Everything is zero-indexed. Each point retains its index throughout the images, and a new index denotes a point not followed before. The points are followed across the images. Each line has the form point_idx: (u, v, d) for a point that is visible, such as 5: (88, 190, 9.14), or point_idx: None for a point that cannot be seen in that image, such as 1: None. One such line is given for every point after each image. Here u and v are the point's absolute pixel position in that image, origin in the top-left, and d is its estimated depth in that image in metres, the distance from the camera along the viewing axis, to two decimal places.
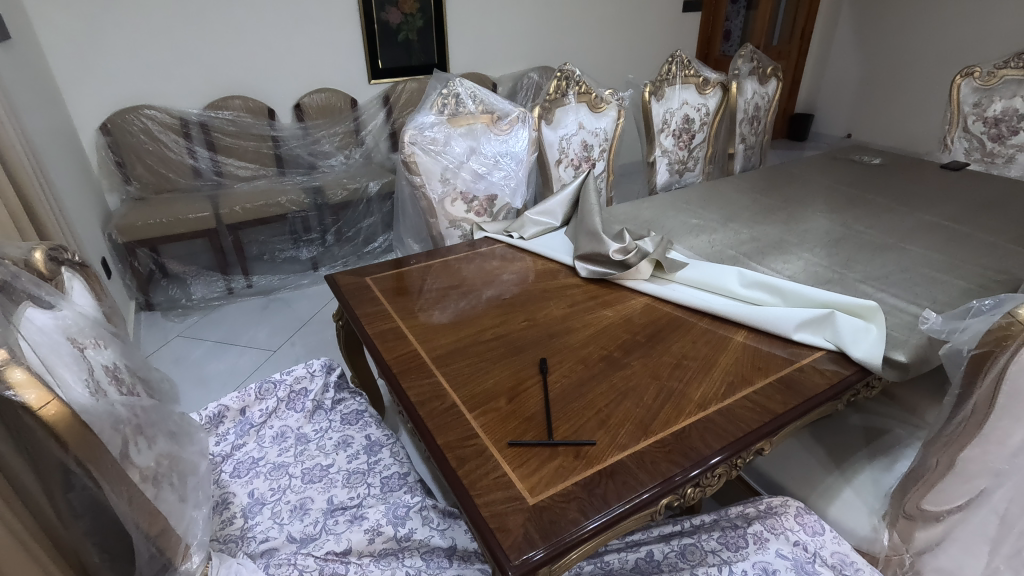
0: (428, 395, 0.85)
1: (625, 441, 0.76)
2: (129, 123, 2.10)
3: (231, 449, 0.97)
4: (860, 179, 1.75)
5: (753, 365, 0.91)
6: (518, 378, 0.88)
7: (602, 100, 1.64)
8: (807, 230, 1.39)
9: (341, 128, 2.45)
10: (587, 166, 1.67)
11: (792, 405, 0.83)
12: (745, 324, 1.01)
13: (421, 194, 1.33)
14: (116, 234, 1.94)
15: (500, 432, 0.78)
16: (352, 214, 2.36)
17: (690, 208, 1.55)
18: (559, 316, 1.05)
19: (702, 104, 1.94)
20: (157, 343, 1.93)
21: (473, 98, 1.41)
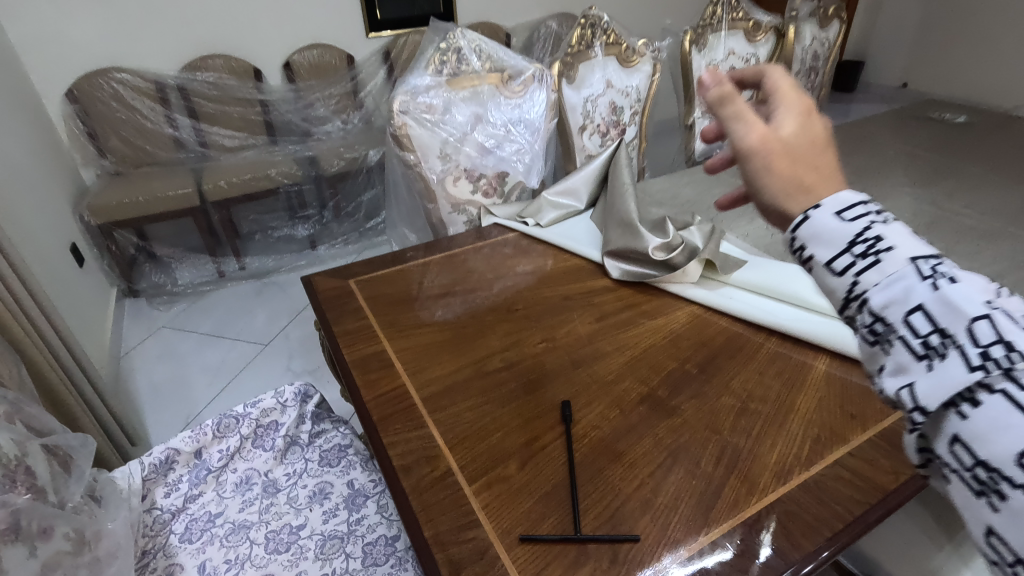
0: (415, 458, 0.65)
1: (679, 536, 0.56)
2: (97, 88, 1.86)
3: (182, 502, 0.79)
4: (944, 142, 1.46)
5: (843, 411, 0.69)
6: (532, 431, 0.68)
7: (634, 52, 1.36)
8: (888, 212, 1.13)
9: (336, 90, 2.19)
10: (616, 133, 1.41)
11: (905, 476, 0.60)
12: (827, 349, 0.78)
13: (416, 175, 1.11)
14: (88, 216, 1.75)
15: (509, 517, 0.58)
16: (351, 185, 2.13)
17: (740, 182, 1.29)
18: (585, 334, 0.83)
19: (752, 54, 1.63)
20: (141, 334, 1.77)
21: (478, 53, 1.14)
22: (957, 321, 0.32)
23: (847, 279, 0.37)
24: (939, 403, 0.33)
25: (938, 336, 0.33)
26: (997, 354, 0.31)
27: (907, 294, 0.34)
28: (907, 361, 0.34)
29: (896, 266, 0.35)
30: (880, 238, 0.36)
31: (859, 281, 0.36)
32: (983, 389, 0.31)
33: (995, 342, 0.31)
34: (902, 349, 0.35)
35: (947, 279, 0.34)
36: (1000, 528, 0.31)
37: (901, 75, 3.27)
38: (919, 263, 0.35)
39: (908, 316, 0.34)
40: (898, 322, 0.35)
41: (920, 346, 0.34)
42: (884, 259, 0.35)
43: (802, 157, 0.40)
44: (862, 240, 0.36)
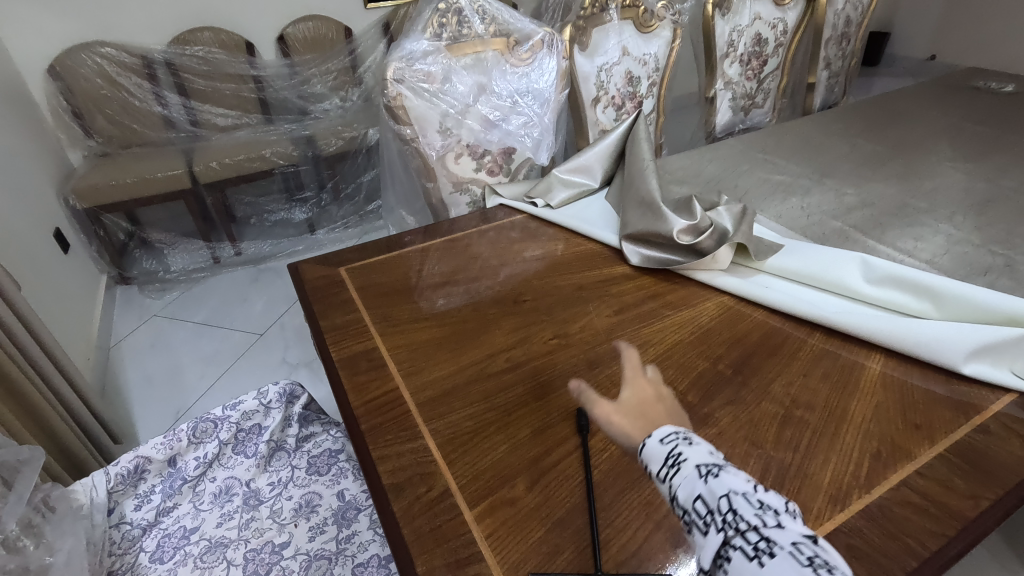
0: (408, 475, 0.56)
1: None
2: (79, 63, 1.76)
3: (154, 516, 0.71)
4: (992, 114, 1.34)
5: (905, 420, 0.59)
6: (543, 443, 0.59)
7: (653, 16, 1.23)
8: (937, 189, 1.02)
9: (334, 65, 2.07)
10: (632, 106, 1.30)
11: (987, 502, 0.51)
12: (881, 346, 0.68)
13: (413, 151, 1.02)
14: (73, 200, 1.66)
15: (516, 550, 0.49)
16: (350, 166, 2.03)
17: (769, 158, 1.19)
18: (602, 329, 0.74)
19: (780, 20, 1.50)
20: (132, 324, 1.69)
21: (481, 15, 1.02)
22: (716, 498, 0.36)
23: (663, 482, 0.39)
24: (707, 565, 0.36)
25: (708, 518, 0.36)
26: (731, 521, 0.35)
27: (687, 490, 0.38)
28: (697, 540, 0.37)
29: (690, 471, 0.38)
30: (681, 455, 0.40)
31: (670, 490, 0.39)
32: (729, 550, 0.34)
33: (728, 513, 0.36)
34: (695, 531, 0.37)
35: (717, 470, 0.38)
36: None
37: (929, 46, 3.09)
38: (700, 467, 0.38)
39: (694, 503, 0.37)
40: (687, 512, 0.38)
41: (701, 521, 0.37)
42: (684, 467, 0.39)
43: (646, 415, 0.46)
44: (669, 459, 0.40)
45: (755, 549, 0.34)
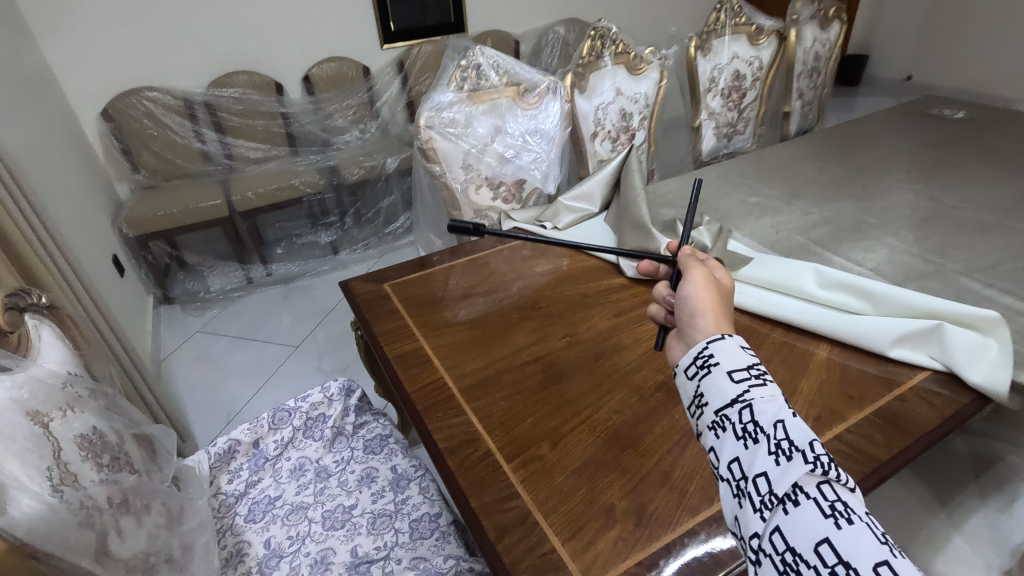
0: (458, 441, 0.73)
1: (695, 503, 0.63)
2: (129, 106, 2.03)
3: (245, 487, 0.88)
4: (942, 138, 1.52)
5: (843, 393, 0.76)
6: (561, 417, 0.75)
7: (641, 60, 1.43)
8: (888, 208, 1.20)
9: (353, 100, 2.35)
10: (627, 138, 1.48)
11: (897, 450, 0.68)
12: (827, 337, 0.85)
13: (442, 184, 1.19)
14: (125, 228, 1.85)
15: (545, 490, 0.66)
16: (371, 193, 2.22)
17: (747, 182, 1.36)
18: (605, 329, 0.91)
19: (755, 58, 1.70)
20: (178, 340, 1.86)
21: (496, 68, 1.21)
22: (762, 416, 0.44)
23: (741, 388, 0.47)
24: (780, 492, 0.41)
25: (738, 403, 0.46)
26: (788, 445, 0.42)
27: (715, 390, 0.48)
28: (761, 454, 0.43)
29: (720, 374, 0.48)
30: (711, 355, 0.50)
31: (698, 385, 0.49)
32: (801, 494, 0.40)
33: (786, 437, 0.43)
34: (761, 445, 0.43)
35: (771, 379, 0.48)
36: (782, 526, 0.40)
37: None
38: (735, 372, 0.48)
39: (775, 422, 0.44)
40: (722, 413, 0.47)
41: (774, 446, 0.43)
42: (719, 369, 0.48)
43: (729, 292, 0.58)
44: (699, 357, 0.50)
45: (832, 509, 0.39)
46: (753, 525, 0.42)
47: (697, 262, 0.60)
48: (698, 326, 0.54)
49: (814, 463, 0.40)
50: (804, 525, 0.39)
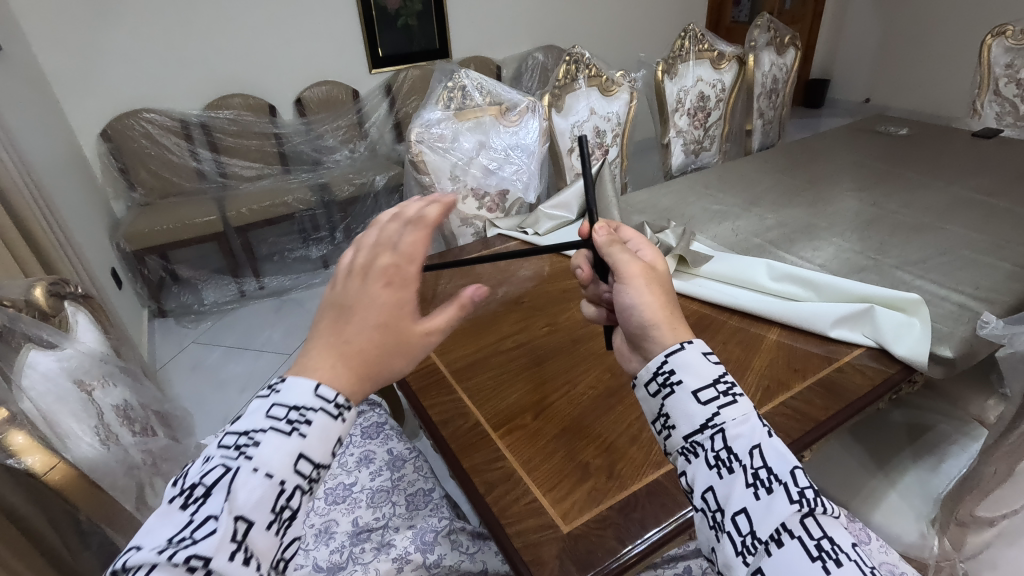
0: (450, 414, 0.82)
1: (659, 458, 0.72)
2: (129, 128, 2.15)
3: None
4: (886, 152, 1.67)
5: (790, 367, 0.86)
6: (542, 393, 0.84)
7: (612, 83, 1.56)
8: (836, 213, 1.33)
9: (343, 121, 2.49)
10: (601, 153, 1.60)
11: (834, 411, 0.78)
12: (778, 321, 0.96)
13: (431, 195, 1.28)
14: (123, 243, 1.92)
15: (528, 452, 0.75)
16: (361, 209, 2.32)
17: (710, 192, 1.49)
18: (581, 319, 1.01)
19: (717, 80, 1.85)
20: (173, 350, 1.92)
21: (480, 90, 1.34)
22: (737, 442, 0.49)
23: (710, 411, 0.51)
24: (764, 536, 0.45)
25: (708, 429, 0.50)
26: (765, 477, 0.47)
27: (683, 414, 0.52)
28: (741, 487, 0.48)
29: (685, 394, 0.52)
30: (672, 372, 0.53)
31: (663, 404, 0.53)
32: (785, 535, 0.45)
33: (763, 467, 0.48)
34: (740, 477, 0.48)
35: (738, 394, 0.52)
36: (766, 565, 0.45)
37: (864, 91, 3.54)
38: (701, 392, 0.52)
39: (752, 450, 0.49)
40: (693, 440, 0.51)
41: (756, 481, 0.48)
42: (684, 390, 0.52)
43: (662, 281, 0.61)
44: (660, 375, 0.54)
45: (817, 551, 0.44)
46: (737, 566, 0.47)
47: (625, 257, 0.62)
48: (655, 338, 0.56)
49: (797, 502, 0.46)
50: (792, 563, 0.44)
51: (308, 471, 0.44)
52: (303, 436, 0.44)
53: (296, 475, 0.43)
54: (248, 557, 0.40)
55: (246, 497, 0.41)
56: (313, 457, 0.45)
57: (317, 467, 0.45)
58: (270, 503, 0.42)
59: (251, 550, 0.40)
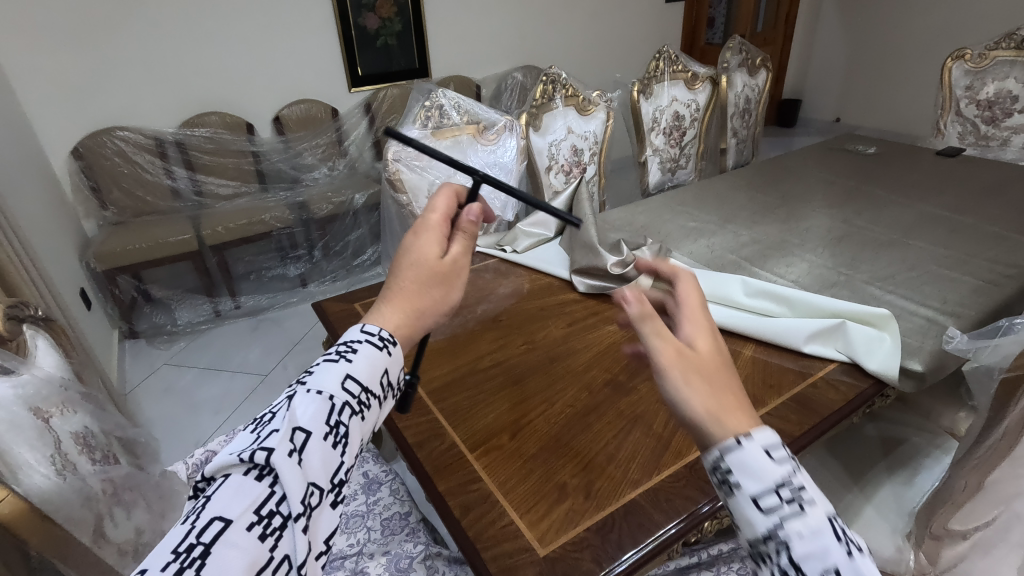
0: (426, 435, 0.80)
1: (637, 477, 0.72)
2: (101, 145, 2.12)
3: None
4: (856, 170, 1.71)
5: (766, 383, 0.87)
6: (520, 412, 0.84)
7: (589, 102, 1.59)
8: (808, 229, 1.35)
9: (323, 139, 2.49)
10: (578, 171, 1.62)
11: (808, 426, 0.79)
12: (753, 337, 0.97)
13: (408, 214, 1.28)
14: (94, 263, 1.88)
15: (505, 473, 0.74)
16: (340, 226, 2.30)
17: (686, 209, 1.51)
18: (559, 336, 1.00)
19: (692, 100, 1.89)
20: (144, 372, 1.88)
21: (457, 109, 1.36)
22: (808, 564, 0.43)
23: (773, 521, 0.45)
24: None
25: (772, 541, 0.45)
26: None
27: (747, 522, 0.46)
28: None
29: (744, 498, 0.46)
30: (730, 473, 0.47)
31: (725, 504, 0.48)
32: None
33: None
34: None
35: (806, 502, 0.45)
36: None
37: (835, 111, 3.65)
38: (763, 499, 0.46)
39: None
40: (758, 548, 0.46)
41: None
42: (741, 493, 0.46)
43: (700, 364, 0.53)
44: (717, 473, 0.48)
45: None
46: None
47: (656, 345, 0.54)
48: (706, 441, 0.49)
49: None
50: None
51: (354, 392, 0.55)
52: (350, 362, 0.56)
53: (344, 393, 0.54)
54: (307, 454, 0.49)
55: (304, 410, 0.52)
56: (357, 381, 0.56)
57: (362, 388, 0.56)
58: (323, 415, 0.52)
59: (309, 448, 0.50)
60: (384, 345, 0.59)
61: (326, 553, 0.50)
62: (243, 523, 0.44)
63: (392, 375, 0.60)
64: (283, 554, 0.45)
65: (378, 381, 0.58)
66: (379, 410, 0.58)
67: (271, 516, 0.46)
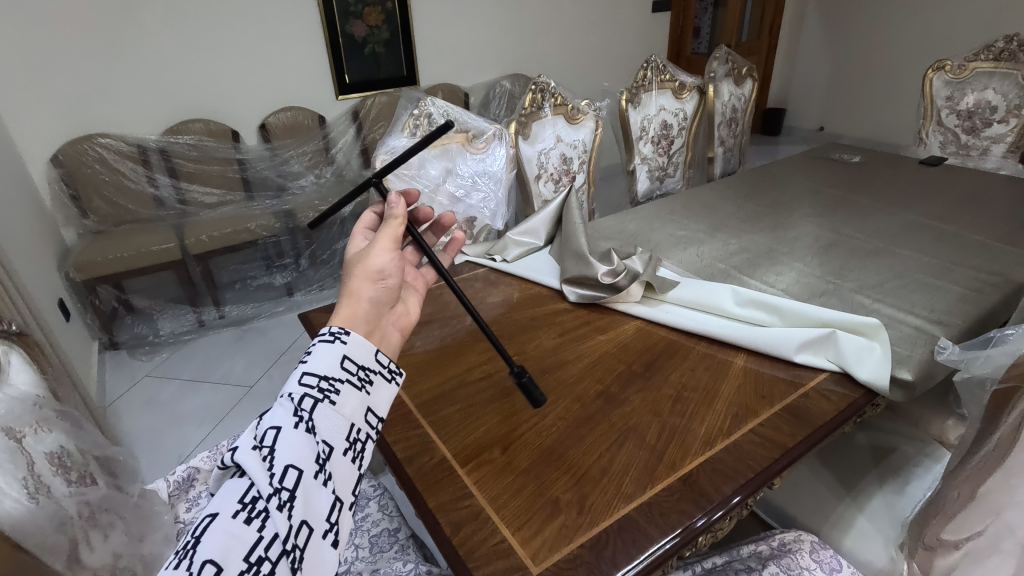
0: (415, 450, 0.79)
1: (630, 491, 0.71)
2: (82, 153, 2.08)
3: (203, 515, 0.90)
4: (841, 179, 1.73)
5: (758, 393, 0.86)
6: (511, 425, 0.82)
7: (578, 111, 1.59)
8: (796, 238, 1.36)
9: (309, 147, 2.47)
10: (567, 180, 1.61)
11: (801, 437, 0.78)
12: (744, 346, 0.96)
13: None
14: (73, 272, 1.83)
15: (496, 488, 0.72)
16: (327, 234, 2.29)
17: (676, 218, 1.51)
18: (550, 347, 0.99)
19: (679, 109, 1.90)
20: (125, 384, 1.83)
21: (446, 117, 1.34)
22: None
23: None
24: None
25: None
26: None
27: None
28: None
29: None
30: None
31: None
32: None
33: None
34: None
35: None
36: None
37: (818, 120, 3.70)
38: None
39: None
40: None
41: None
42: None
43: None
44: None
45: None
46: None
47: None
48: None
49: None
50: None
51: (315, 384, 0.58)
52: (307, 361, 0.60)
53: (303, 386, 0.57)
54: (277, 446, 0.53)
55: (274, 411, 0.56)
56: (316, 373, 0.59)
57: (322, 377, 0.59)
58: (288, 411, 0.55)
59: (280, 441, 0.53)
60: (334, 338, 0.62)
61: (330, 529, 0.53)
62: (226, 517, 0.49)
63: (359, 359, 0.63)
64: (272, 535, 0.49)
65: (340, 367, 0.61)
66: (357, 392, 0.61)
67: (254, 506, 0.50)
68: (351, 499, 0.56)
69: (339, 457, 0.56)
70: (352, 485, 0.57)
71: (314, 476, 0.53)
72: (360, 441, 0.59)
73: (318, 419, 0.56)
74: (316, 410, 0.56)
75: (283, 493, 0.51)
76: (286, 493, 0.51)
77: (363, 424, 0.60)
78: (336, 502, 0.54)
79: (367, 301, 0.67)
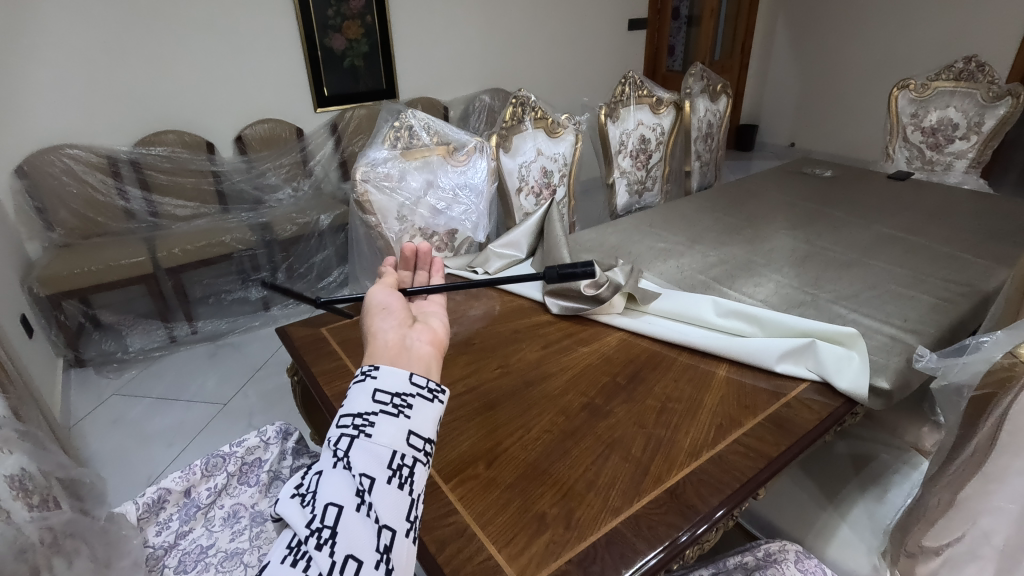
0: None
1: (617, 505, 0.70)
2: (48, 164, 2.00)
3: (174, 538, 0.87)
4: (814, 192, 1.78)
5: (740, 404, 0.87)
6: (495, 439, 0.81)
7: (558, 125, 1.60)
8: (772, 250, 1.39)
9: (286, 159, 2.44)
10: (548, 193, 1.62)
11: (784, 446, 0.79)
12: (725, 357, 0.97)
13: (377, 234, 1.26)
14: (36, 287, 1.76)
15: (481, 504, 0.71)
16: (304, 248, 2.25)
17: (655, 230, 1.53)
18: (533, 360, 0.99)
19: (657, 124, 1.93)
20: (91, 403, 1.76)
21: (427, 130, 1.34)
22: None
23: None
24: None
25: None
26: None
27: None
28: None
29: None
30: None
31: None
32: None
33: None
34: None
35: None
36: None
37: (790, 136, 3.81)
38: None
39: None
40: None
41: None
42: None
43: None
44: None
45: None
46: None
47: None
48: None
49: None
50: None
51: (350, 422, 0.54)
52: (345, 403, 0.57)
53: (339, 427, 0.53)
54: (319, 489, 0.50)
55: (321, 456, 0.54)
56: (350, 411, 0.54)
57: (357, 413, 0.54)
58: (326, 454, 0.53)
59: (319, 484, 0.50)
60: (364, 377, 0.57)
61: (382, 560, 0.48)
62: (274, 564, 0.47)
63: (393, 387, 0.56)
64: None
65: (375, 399, 0.55)
66: (396, 419, 0.55)
67: (299, 551, 0.48)
68: (408, 526, 0.51)
69: (384, 486, 0.51)
70: (405, 512, 0.51)
71: (356, 510, 0.49)
72: (408, 466, 0.53)
73: (356, 455, 0.51)
74: (353, 447, 0.52)
75: (323, 532, 0.48)
76: (325, 532, 0.48)
77: (410, 448, 0.54)
78: (384, 531, 0.49)
79: (377, 328, 0.65)
